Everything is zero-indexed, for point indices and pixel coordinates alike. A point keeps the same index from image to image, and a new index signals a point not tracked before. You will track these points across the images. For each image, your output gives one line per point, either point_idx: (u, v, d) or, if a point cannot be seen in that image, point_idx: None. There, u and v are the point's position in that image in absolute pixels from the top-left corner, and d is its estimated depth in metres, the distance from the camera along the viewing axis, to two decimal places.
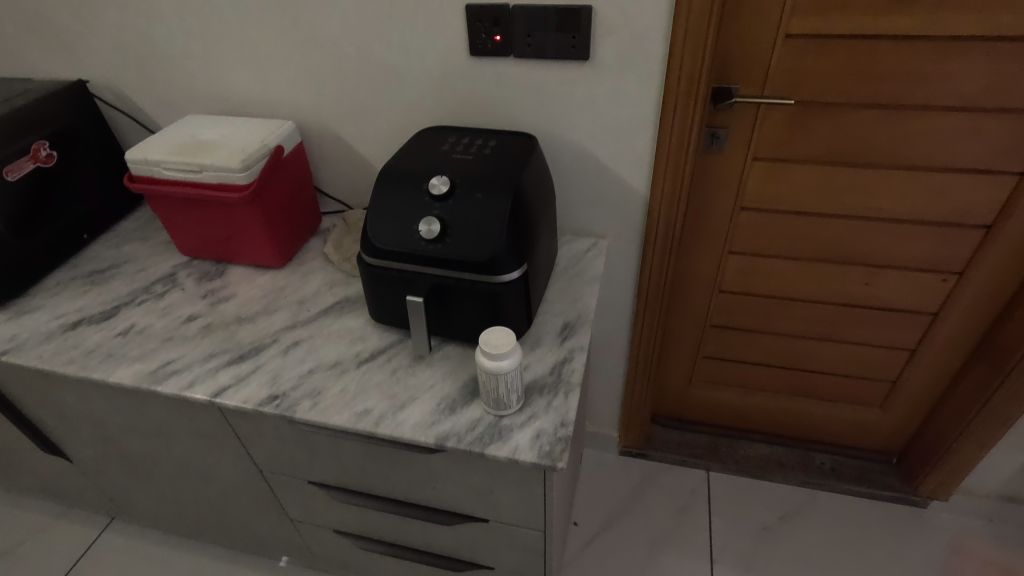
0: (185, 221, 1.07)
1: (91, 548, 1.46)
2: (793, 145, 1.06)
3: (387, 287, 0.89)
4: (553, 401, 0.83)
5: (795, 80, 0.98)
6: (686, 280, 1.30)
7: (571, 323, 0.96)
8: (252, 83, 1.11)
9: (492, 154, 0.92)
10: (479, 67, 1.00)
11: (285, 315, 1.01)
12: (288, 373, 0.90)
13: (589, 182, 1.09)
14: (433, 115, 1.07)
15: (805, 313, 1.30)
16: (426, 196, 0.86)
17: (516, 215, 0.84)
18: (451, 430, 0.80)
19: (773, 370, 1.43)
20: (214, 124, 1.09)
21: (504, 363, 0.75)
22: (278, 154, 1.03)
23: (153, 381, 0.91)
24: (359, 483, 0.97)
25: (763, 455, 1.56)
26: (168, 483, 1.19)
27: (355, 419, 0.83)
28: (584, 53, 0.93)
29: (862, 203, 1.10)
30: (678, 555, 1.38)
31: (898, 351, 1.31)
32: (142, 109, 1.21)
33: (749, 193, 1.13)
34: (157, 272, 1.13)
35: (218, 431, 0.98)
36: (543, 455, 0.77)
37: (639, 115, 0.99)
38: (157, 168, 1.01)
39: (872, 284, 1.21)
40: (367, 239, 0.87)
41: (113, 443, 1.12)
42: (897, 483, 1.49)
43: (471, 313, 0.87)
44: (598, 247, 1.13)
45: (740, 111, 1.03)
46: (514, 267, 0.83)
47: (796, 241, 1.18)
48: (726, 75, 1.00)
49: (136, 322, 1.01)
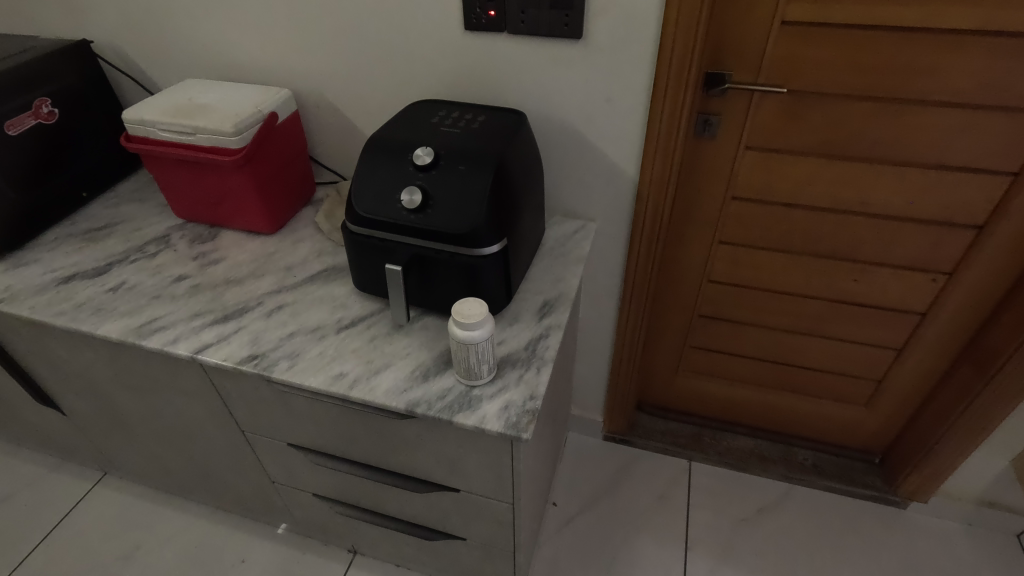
0: (180, 183, 1.09)
1: (84, 500, 1.51)
2: (786, 136, 1.05)
3: (370, 255, 0.91)
4: (525, 374, 0.84)
5: (791, 69, 0.97)
6: (675, 269, 1.30)
7: (551, 301, 0.97)
8: (250, 49, 1.12)
9: (479, 128, 0.92)
10: (473, 43, 1.00)
11: (271, 280, 1.03)
12: (269, 334, 0.92)
13: (579, 163, 1.09)
14: (426, 88, 1.07)
15: (793, 307, 1.29)
16: (411, 166, 0.87)
17: (497, 189, 0.84)
18: (422, 397, 0.82)
19: (759, 363, 1.44)
20: (212, 89, 1.10)
21: (476, 334, 0.76)
22: (272, 121, 1.04)
23: (139, 337, 0.93)
24: (337, 448, 1.00)
25: (746, 448, 1.57)
26: (155, 438, 1.23)
27: (330, 381, 0.84)
28: (577, 32, 0.93)
29: (852, 198, 1.10)
30: (654, 541, 1.40)
31: (884, 350, 1.31)
32: (142, 71, 1.23)
33: (741, 182, 1.13)
34: (152, 233, 1.15)
35: (201, 389, 1.00)
36: (509, 426, 0.78)
37: (629, 96, 0.98)
38: (152, 128, 1.02)
39: (861, 280, 1.20)
40: (351, 206, 0.88)
41: (103, 397, 1.15)
42: (878, 483, 1.49)
43: (449, 284, 0.89)
44: (586, 230, 1.14)
45: (734, 98, 1.02)
46: (494, 241, 0.84)
47: (787, 233, 1.18)
48: (720, 61, 0.99)
49: (127, 279, 1.04)
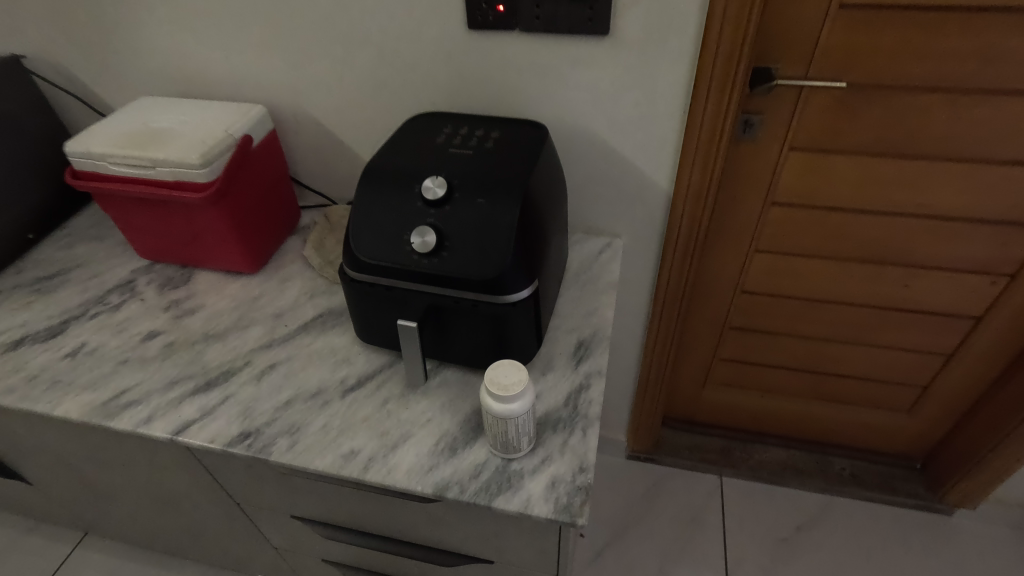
0: (142, 222, 0.93)
1: (63, 567, 1.36)
2: (838, 135, 0.93)
3: (376, 304, 0.77)
4: (569, 440, 0.72)
5: (847, 60, 0.84)
6: (706, 281, 1.18)
7: (586, 341, 0.84)
8: (214, 59, 0.96)
9: (495, 148, 0.78)
10: (479, 43, 0.85)
11: (259, 332, 0.89)
12: (261, 405, 0.78)
13: (604, 175, 0.95)
14: (424, 98, 0.93)
15: (835, 316, 1.19)
16: (419, 200, 0.73)
17: (525, 223, 0.71)
18: (451, 478, 0.69)
19: (795, 373, 1.33)
20: (170, 109, 0.94)
21: (515, 407, 0.63)
22: (246, 146, 0.89)
23: (105, 416, 0.78)
24: (349, 521, 0.87)
25: (779, 459, 1.47)
26: (138, 505, 1.08)
27: (340, 463, 0.71)
28: (603, 27, 0.79)
29: (907, 199, 0.98)
30: (692, 570, 1.31)
31: (932, 356, 1.21)
32: (88, 88, 1.06)
33: (782, 186, 1.01)
34: (114, 279, 0.99)
35: (184, 465, 0.86)
36: (560, 510, 0.66)
37: (664, 99, 0.85)
38: (103, 163, 0.86)
39: (911, 286, 1.10)
40: (350, 251, 0.74)
41: (72, 469, 1.00)
42: (921, 490, 1.41)
43: (473, 335, 0.75)
44: (613, 248, 1.01)
45: (780, 95, 0.89)
46: (525, 284, 0.71)
47: (832, 239, 1.06)
48: (765, 53, 0.85)
49: (87, 340, 0.89)
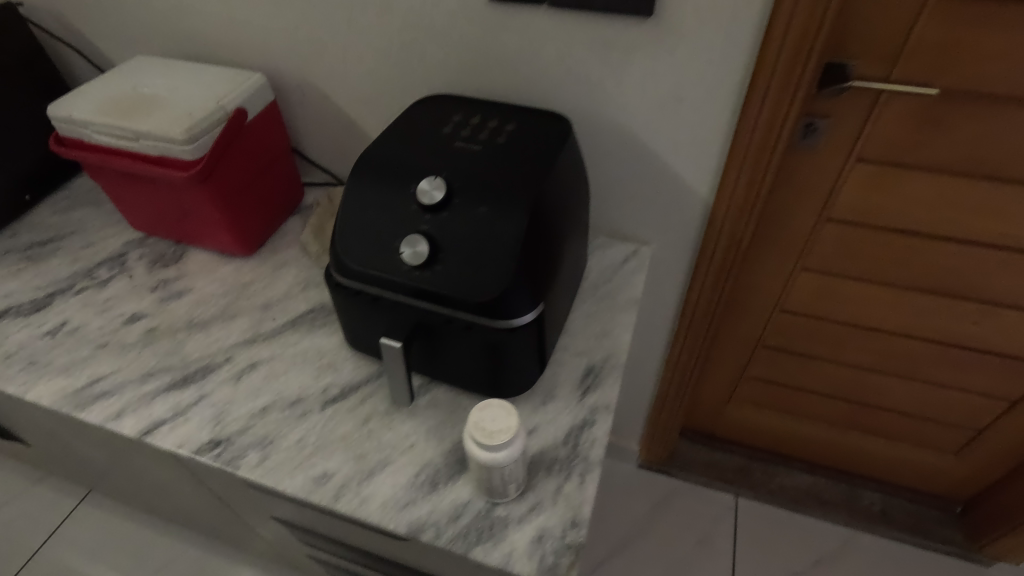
0: (131, 195, 0.87)
1: (68, 520, 1.38)
2: (918, 149, 0.79)
3: (363, 313, 0.69)
4: (563, 487, 0.64)
5: (943, 63, 0.69)
6: (743, 296, 1.06)
7: (596, 368, 0.75)
8: (215, 19, 0.87)
9: (507, 144, 0.68)
10: (502, 18, 0.74)
11: (244, 324, 0.82)
12: (236, 409, 0.72)
13: (635, 176, 0.84)
14: (439, 76, 0.82)
15: (887, 347, 1.06)
16: (414, 203, 0.64)
17: (532, 238, 0.61)
18: (427, 518, 0.62)
19: (831, 401, 1.22)
20: (163, 72, 0.86)
21: (501, 457, 0.56)
22: (239, 120, 0.81)
23: (76, 406, 0.74)
24: (329, 532, 0.82)
25: (803, 486, 1.37)
26: (130, 479, 1.07)
27: (311, 486, 0.65)
28: (647, 8, 0.66)
29: (992, 228, 0.84)
30: None
31: (992, 399, 1.08)
32: (88, 42, 0.99)
33: (842, 201, 0.87)
34: (105, 250, 0.94)
35: (163, 458, 0.82)
36: (543, 569, 0.58)
37: (712, 96, 0.72)
38: (84, 130, 0.79)
39: (980, 324, 0.96)
40: (336, 254, 0.66)
41: (62, 440, 0.98)
42: (957, 536, 1.29)
43: (466, 357, 0.67)
44: (639, 257, 0.90)
45: (853, 97, 0.75)
46: (529, 308, 0.61)
47: (894, 264, 0.93)
48: (842, 47, 0.71)
49: (69, 318, 0.84)
